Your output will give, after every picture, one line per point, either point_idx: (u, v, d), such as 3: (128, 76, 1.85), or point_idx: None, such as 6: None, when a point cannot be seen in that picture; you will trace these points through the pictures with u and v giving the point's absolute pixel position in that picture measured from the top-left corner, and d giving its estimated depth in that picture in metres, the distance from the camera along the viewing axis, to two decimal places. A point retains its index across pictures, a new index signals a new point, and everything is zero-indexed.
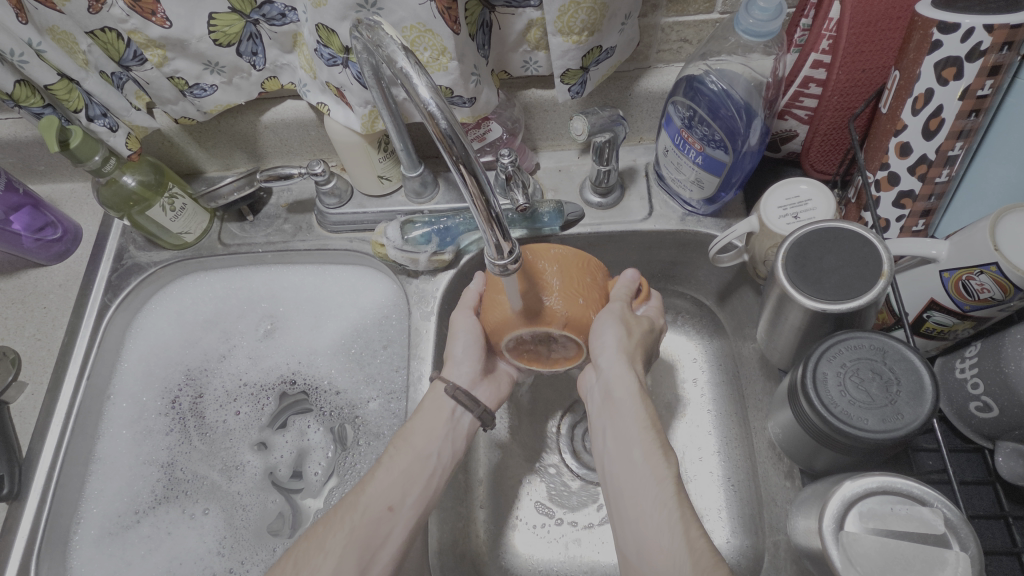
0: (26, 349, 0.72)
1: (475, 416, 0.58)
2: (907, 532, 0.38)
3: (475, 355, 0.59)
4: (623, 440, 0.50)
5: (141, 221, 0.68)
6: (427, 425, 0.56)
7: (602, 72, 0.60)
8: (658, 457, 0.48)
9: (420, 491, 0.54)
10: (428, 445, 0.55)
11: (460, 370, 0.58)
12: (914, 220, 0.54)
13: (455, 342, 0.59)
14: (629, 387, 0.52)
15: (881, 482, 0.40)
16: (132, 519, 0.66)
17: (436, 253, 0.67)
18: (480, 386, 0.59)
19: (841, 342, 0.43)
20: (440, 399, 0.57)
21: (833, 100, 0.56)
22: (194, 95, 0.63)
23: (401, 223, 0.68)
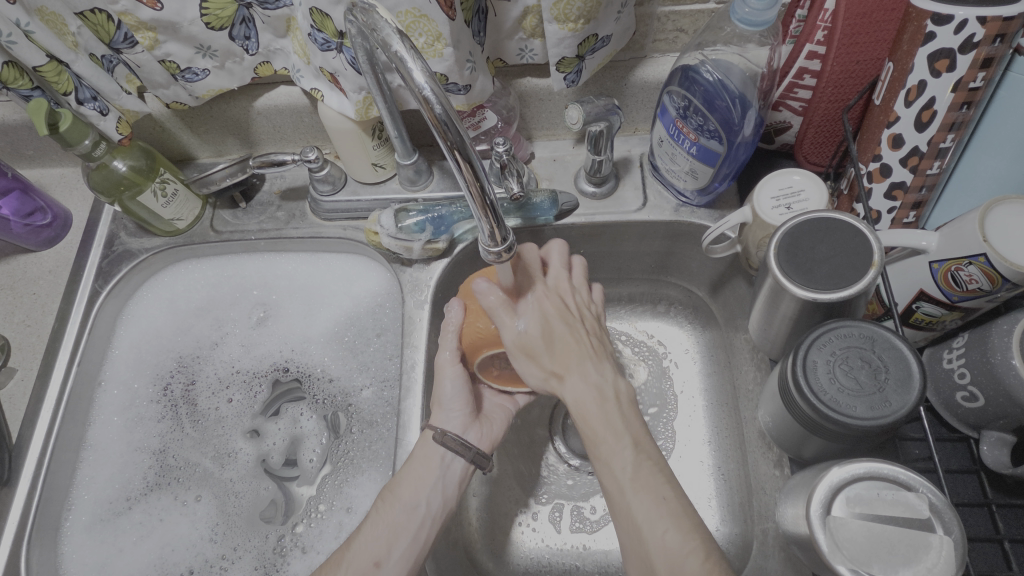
0: (15, 335, 0.71)
1: (468, 460, 0.58)
2: (893, 517, 0.39)
3: (464, 396, 0.60)
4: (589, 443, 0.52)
5: (133, 207, 0.68)
6: (414, 476, 0.57)
7: (598, 61, 0.60)
8: (625, 448, 0.51)
9: (407, 544, 0.54)
10: (412, 497, 0.56)
11: (449, 416, 0.60)
12: (905, 212, 0.54)
13: (443, 389, 0.60)
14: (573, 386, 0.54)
15: (869, 468, 0.41)
16: (123, 506, 0.66)
17: (430, 241, 0.67)
18: (472, 429, 0.60)
19: (831, 330, 0.43)
20: (429, 447, 0.58)
21: (827, 92, 0.56)
22: (186, 79, 0.62)
23: (396, 211, 0.68)
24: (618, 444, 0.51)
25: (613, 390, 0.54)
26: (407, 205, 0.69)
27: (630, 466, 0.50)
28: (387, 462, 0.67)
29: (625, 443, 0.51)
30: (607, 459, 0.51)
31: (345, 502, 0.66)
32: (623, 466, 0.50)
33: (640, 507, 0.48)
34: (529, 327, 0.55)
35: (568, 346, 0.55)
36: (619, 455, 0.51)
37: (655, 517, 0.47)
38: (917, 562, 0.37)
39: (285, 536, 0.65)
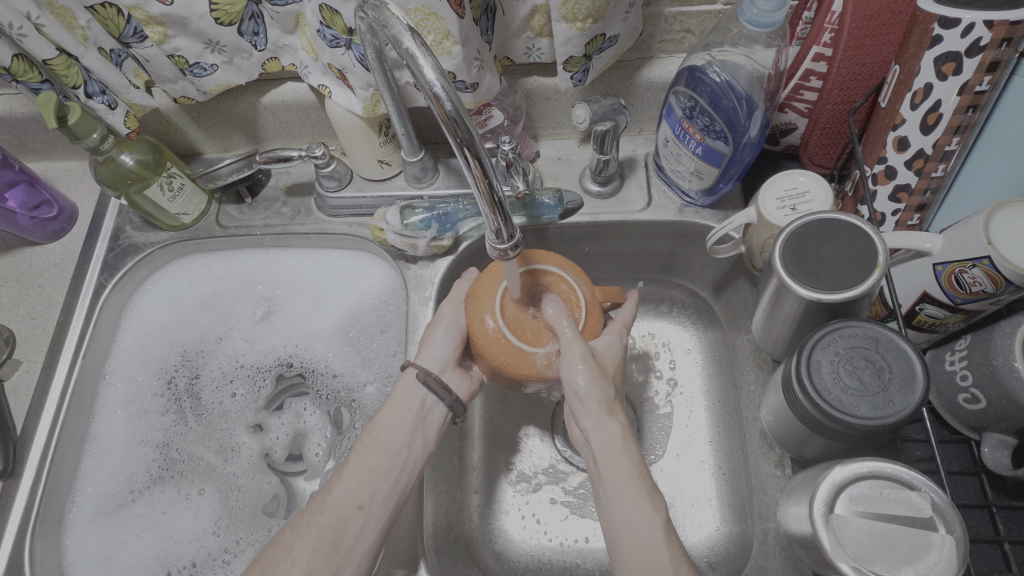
0: (21, 328, 0.71)
1: (446, 405, 0.57)
2: (896, 515, 0.39)
3: (453, 342, 0.59)
4: (611, 490, 0.50)
5: (139, 200, 0.68)
6: (394, 419, 0.56)
7: (605, 60, 0.60)
8: (646, 503, 0.49)
9: (389, 489, 0.54)
10: (394, 441, 0.55)
11: (435, 354, 0.59)
12: (909, 214, 0.55)
13: (435, 327, 0.60)
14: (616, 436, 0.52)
15: (872, 467, 0.41)
16: (126, 498, 0.67)
17: (435, 238, 0.68)
18: (451, 373, 0.59)
19: (836, 330, 0.43)
20: (410, 387, 0.58)
21: (833, 94, 0.56)
22: (195, 74, 0.62)
23: (401, 207, 0.68)
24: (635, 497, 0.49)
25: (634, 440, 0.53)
26: (414, 202, 0.69)
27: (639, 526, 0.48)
28: None
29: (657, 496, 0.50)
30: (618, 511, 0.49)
31: None
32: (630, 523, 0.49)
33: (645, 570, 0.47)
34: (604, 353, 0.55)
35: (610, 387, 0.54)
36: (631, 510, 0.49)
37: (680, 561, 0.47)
38: (918, 561, 0.38)
39: None
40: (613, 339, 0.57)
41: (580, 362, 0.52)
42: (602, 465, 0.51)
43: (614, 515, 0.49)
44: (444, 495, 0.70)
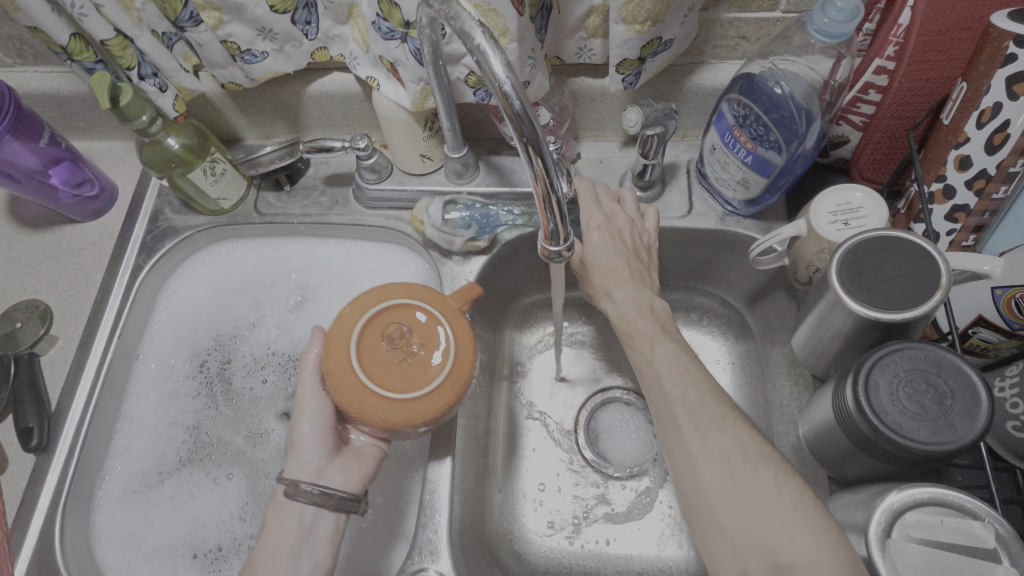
0: (59, 304, 0.72)
1: (333, 507, 0.54)
2: (956, 545, 0.38)
3: (323, 435, 0.56)
4: (691, 412, 0.47)
5: (182, 183, 0.68)
6: (272, 548, 0.52)
7: (658, 64, 0.60)
8: (725, 426, 0.45)
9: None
10: (273, 574, 0.51)
11: (301, 464, 0.55)
12: (964, 234, 0.53)
13: (298, 429, 0.56)
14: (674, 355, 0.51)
15: (932, 493, 0.40)
16: (155, 479, 0.67)
17: (473, 240, 0.68)
18: (330, 471, 0.55)
19: (895, 351, 0.42)
20: (284, 504, 0.53)
21: (892, 108, 0.55)
22: (245, 61, 0.63)
23: (445, 202, 0.68)
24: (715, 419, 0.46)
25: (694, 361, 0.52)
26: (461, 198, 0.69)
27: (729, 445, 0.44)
28: (419, 454, 0.67)
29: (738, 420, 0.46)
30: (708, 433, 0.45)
31: (375, 491, 0.66)
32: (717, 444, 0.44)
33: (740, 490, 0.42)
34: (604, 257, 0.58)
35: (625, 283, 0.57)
36: (717, 432, 0.45)
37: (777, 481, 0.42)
38: None
39: None
40: (599, 241, 0.58)
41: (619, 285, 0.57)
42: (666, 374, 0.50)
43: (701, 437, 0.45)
44: (470, 493, 0.69)
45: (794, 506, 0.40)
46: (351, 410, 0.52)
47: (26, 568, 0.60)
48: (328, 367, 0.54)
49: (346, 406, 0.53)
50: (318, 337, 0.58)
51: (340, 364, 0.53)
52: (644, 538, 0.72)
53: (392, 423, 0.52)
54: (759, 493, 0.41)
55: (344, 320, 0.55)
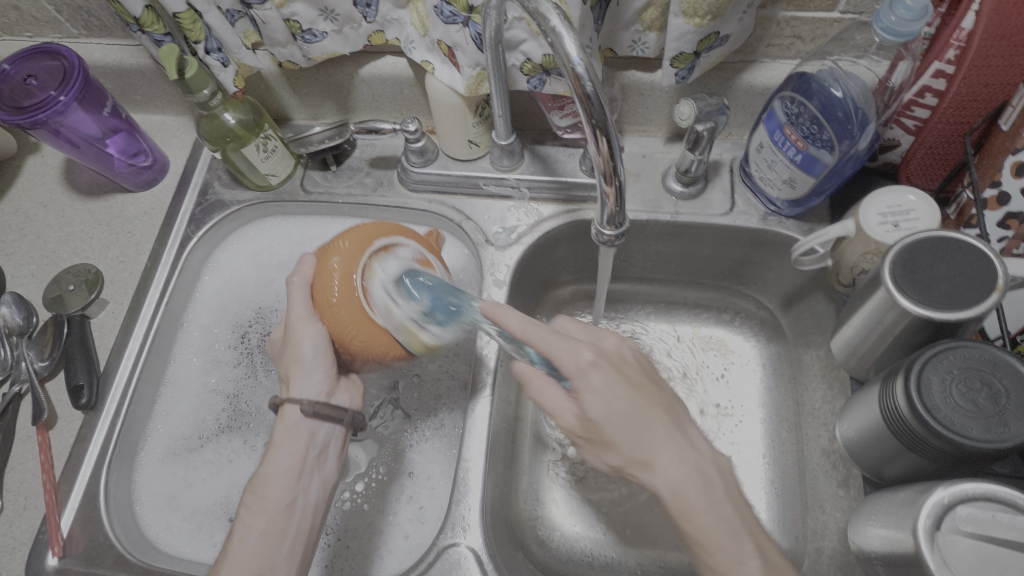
0: (109, 269, 0.75)
1: (344, 422, 0.57)
2: (1008, 540, 0.38)
3: (325, 360, 0.56)
4: (705, 533, 0.46)
5: (234, 157, 0.70)
6: (278, 469, 0.53)
7: (711, 59, 0.60)
8: (742, 540, 0.46)
9: (291, 546, 0.52)
10: (285, 494, 0.53)
11: (310, 384, 0.56)
12: (1016, 243, 0.52)
13: (301, 351, 0.55)
14: (688, 459, 0.47)
15: (985, 489, 0.39)
16: (195, 443, 0.69)
17: (415, 323, 0.55)
18: (338, 393, 0.57)
19: (950, 349, 0.42)
20: (292, 420, 0.55)
21: (947, 113, 0.55)
22: (306, 40, 0.64)
23: (402, 272, 0.56)
24: (668, 434, 0.48)
25: (711, 464, 0.48)
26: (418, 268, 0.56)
27: (694, 468, 0.47)
28: (452, 434, 0.69)
29: (747, 538, 0.46)
30: (654, 459, 0.47)
31: (408, 468, 0.67)
32: (680, 467, 0.47)
33: (705, 509, 0.46)
34: (594, 409, 0.47)
35: (647, 420, 0.48)
36: (672, 453, 0.47)
37: None
38: None
39: (346, 493, 0.66)
40: (600, 381, 0.48)
41: (671, 446, 0.47)
42: (684, 505, 0.46)
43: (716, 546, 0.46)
44: (499, 476, 0.70)
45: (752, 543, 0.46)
46: (354, 343, 0.54)
47: (72, 520, 0.63)
48: (328, 297, 0.54)
49: (348, 339, 0.54)
50: (307, 264, 0.57)
51: (342, 296, 0.53)
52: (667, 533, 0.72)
53: (393, 355, 0.55)
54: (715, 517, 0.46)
55: (344, 252, 0.55)
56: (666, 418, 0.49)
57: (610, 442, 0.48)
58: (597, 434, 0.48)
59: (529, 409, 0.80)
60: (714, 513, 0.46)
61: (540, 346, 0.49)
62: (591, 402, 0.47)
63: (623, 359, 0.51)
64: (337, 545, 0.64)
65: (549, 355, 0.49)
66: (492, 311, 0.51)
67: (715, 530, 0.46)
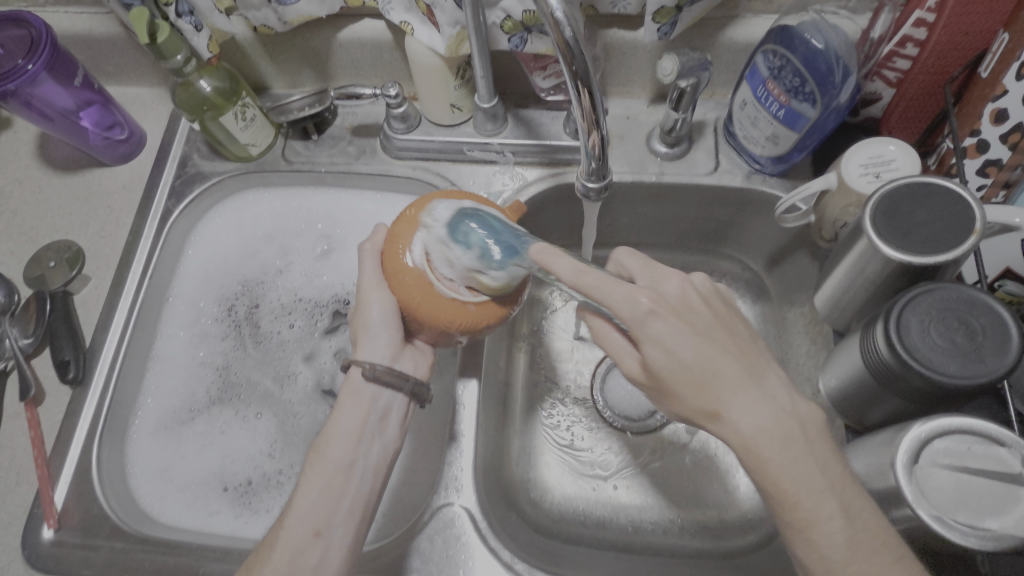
0: (90, 245, 0.74)
1: (407, 393, 0.56)
2: (983, 470, 0.39)
3: (392, 325, 0.55)
4: (786, 489, 0.42)
5: (212, 126, 0.69)
6: (341, 428, 0.53)
7: (693, 14, 0.60)
8: (821, 494, 0.41)
9: (349, 507, 0.51)
10: (345, 454, 0.53)
11: (375, 347, 0.55)
12: (994, 191, 0.54)
13: (368, 313, 0.55)
14: (764, 409, 0.43)
15: (961, 422, 0.40)
16: (186, 416, 0.69)
17: (476, 269, 0.51)
18: (402, 358, 0.56)
19: (928, 291, 0.42)
20: (359, 382, 0.55)
21: (928, 63, 0.55)
22: (279, 2, 0.63)
23: (460, 215, 0.53)
24: (738, 384, 0.43)
25: (793, 414, 0.43)
26: (476, 212, 0.53)
27: (770, 420, 0.42)
28: (444, 399, 0.69)
29: (828, 492, 0.41)
30: (724, 410, 0.43)
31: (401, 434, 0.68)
32: (753, 420, 0.42)
33: (784, 464, 0.42)
34: (655, 360, 0.44)
35: (717, 370, 0.43)
36: (743, 405, 0.43)
37: (856, 540, 0.40)
38: (1004, 513, 0.38)
39: None
40: (661, 329, 0.44)
41: (744, 397, 0.43)
42: (759, 459, 0.42)
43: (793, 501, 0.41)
44: (491, 440, 0.71)
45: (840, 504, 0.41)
46: (420, 311, 0.53)
47: (66, 494, 0.63)
48: (394, 264, 0.53)
49: (412, 307, 0.53)
50: (379, 233, 0.57)
51: (409, 262, 0.53)
52: (657, 492, 0.74)
53: (459, 326, 0.53)
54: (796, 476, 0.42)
55: (411, 220, 0.54)
56: (740, 366, 0.44)
57: (675, 395, 0.45)
58: (661, 385, 0.45)
59: (519, 376, 0.81)
60: (793, 466, 0.42)
61: (592, 295, 0.45)
62: (653, 353, 0.44)
63: (693, 302, 0.46)
64: None
65: (605, 304, 0.45)
66: (540, 258, 0.47)
67: (795, 488, 0.41)
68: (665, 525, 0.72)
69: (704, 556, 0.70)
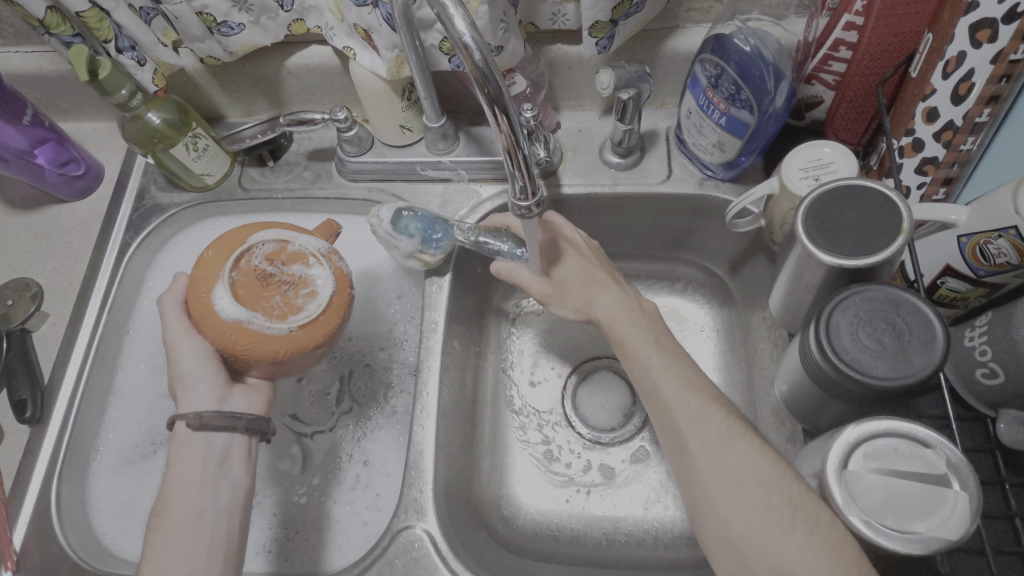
0: (49, 282, 0.74)
1: (243, 429, 0.54)
2: (910, 471, 0.41)
3: (211, 367, 0.55)
4: (635, 352, 0.57)
5: (166, 159, 0.69)
6: (182, 482, 0.51)
7: (631, 27, 0.60)
8: (661, 356, 0.55)
9: (208, 557, 0.50)
10: (190, 506, 0.51)
11: (197, 396, 0.54)
12: (934, 188, 0.54)
13: (181, 364, 0.54)
14: (618, 296, 0.61)
15: (888, 426, 0.43)
16: (148, 449, 0.68)
17: (417, 250, 0.66)
18: (233, 398, 0.55)
19: (857, 293, 0.43)
20: (186, 435, 0.53)
21: (862, 65, 0.55)
22: (222, 33, 0.63)
23: (397, 208, 0.66)
24: (605, 284, 0.62)
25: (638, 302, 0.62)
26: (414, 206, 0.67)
27: (625, 306, 0.61)
28: (404, 420, 0.68)
29: (661, 349, 0.56)
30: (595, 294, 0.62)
31: (363, 456, 0.67)
32: (612, 304, 0.61)
33: (634, 331, 0.59)
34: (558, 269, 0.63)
35: (591, 274, 0.63)
36: (607, 294, 0.62)
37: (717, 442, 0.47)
38: (931, 515, 0.40)
39: (302, 487, 0.66)
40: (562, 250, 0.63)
41: (608, 291, 0.62)
42: (617, 329, 0.60)
43: (643, 357, 0.56)
44: (456, 459, 0.70)
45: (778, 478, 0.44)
46: (238, 349, 0.52)
47: (25, 534, 0.62)
48: (201, 310, 0.53)
49: (230, 348, 0.53)
50: (179, 283, 0.57)
51: (216, 304, 0.52)
52: (631, 503, 0.73)
53: (283, 353, 0.53)
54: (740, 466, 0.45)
55: (209, 263, 0.54)
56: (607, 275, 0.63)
57: (568, 296, 0.63)
58: (562, 292, 0.63)
59: (489, 393, 0.80)
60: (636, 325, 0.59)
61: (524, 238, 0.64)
62: (562, 279, 0.63)
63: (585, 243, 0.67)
64: (296, 538, 0.64)
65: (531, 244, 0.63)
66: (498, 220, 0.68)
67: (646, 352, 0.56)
68: (638, 536, 0.71)
69: (677, 567, 0.68)
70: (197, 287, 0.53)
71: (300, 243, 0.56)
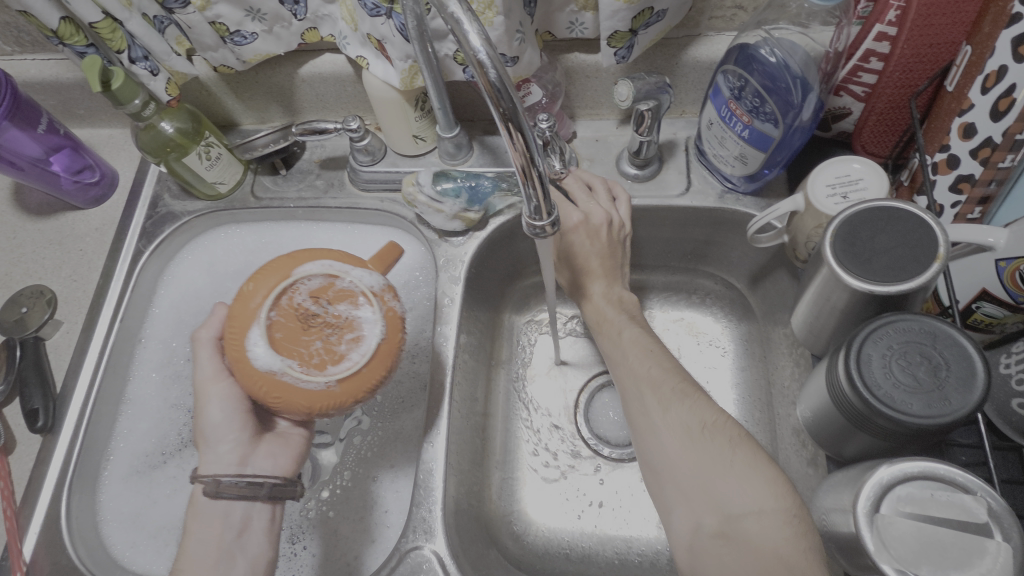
0: (62, 290, 0.74)
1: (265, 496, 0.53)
2: (947, 518, 0.40)
3: (237, 420, 0.55)
4: (614, 341, 0.60)
5: (178, 168, 0.69)
6: (197, 553, 0.51)
7: (650, 37, 0.58)
8: (636, 342, 0.58)
9: None
10: None
11: (219, 456, 0.54)
12: (969, 206, 0.51)
13: (207, 414, 0.55)
14: (600, 285, 0.63)
15: (923, 468, 0.41)
16: (159, 460, 0.67)
17: (463, 210, 0.67)
18: (257, 458, 0.56)
19: (889, 323, 0.42)
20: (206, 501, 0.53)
21: (894, 76, 0.53)
22: (235, 42, 0.63)
23: (434, 173, 0.67)
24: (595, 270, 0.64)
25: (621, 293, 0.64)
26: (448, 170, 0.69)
27: (609, 296, 0.63)
28: (414, 435, 0.67)
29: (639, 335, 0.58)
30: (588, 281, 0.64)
31: (372, 471, 0.66)
32: (601, 295, 0.63)
33: (615, 322, 0.61)
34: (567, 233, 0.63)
35: (587, 252, 0.63)
36: (597, 281, 0.64)
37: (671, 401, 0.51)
38: (969, 567, 0.39)
39: (311, 501, 0.65)
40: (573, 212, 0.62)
41: (596, 275, 0.64)
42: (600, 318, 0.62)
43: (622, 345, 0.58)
44: (466, 475, 0.69)
45: (744, 460, 0.46)
46: (270, 401, 0.50)
47: (35, 544, 0.62)
48: (235, 353, 0.50)
49: (263, 399, 0.50)
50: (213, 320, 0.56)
51: (251, 350, 0.49)
52: (644, 522, 0.72)
53: (319, 409, 0.50)
54: (714, 456, 0.47)
55: (246, 300, 0.51)
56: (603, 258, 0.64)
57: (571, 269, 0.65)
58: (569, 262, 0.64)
59: (499, 406, 0.78)
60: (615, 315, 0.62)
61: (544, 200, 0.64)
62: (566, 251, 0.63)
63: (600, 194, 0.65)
64: (304, 553, 0.63)
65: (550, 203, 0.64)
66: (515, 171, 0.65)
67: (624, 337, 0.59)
68: (651, 557, 0.70)
69: None
70: (233, 326, 0.50)
71: (349, 279, 0.52)
